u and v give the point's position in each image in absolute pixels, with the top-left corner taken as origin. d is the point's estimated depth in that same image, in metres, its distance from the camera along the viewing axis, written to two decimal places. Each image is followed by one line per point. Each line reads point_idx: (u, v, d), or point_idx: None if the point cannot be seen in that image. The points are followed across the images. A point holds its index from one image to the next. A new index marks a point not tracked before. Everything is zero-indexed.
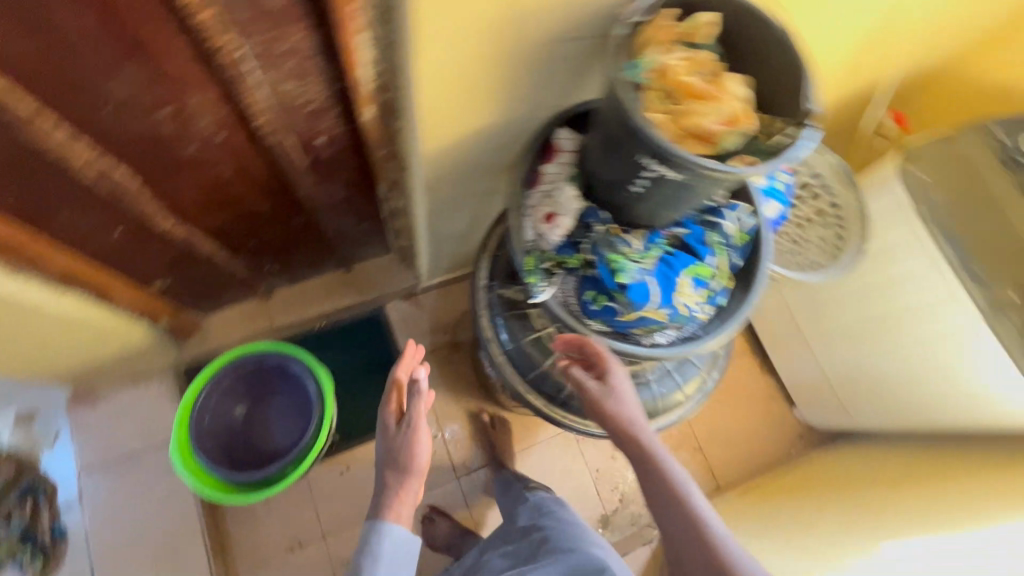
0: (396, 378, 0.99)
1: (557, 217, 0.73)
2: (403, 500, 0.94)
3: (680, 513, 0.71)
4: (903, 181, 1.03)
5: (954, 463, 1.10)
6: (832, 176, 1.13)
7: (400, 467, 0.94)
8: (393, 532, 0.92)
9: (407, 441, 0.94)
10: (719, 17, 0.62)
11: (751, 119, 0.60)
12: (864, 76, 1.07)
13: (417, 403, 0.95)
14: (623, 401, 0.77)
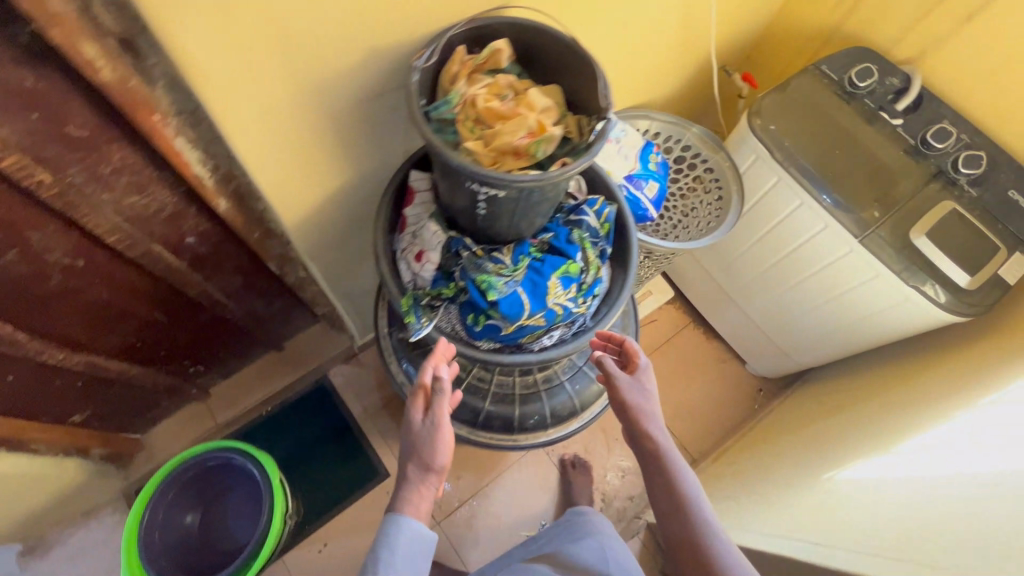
0: (424, 372, 0.74)
1: (424, 253, 0.76)
2: (420, 494, 0.75)
3: (682, 516, 0.67)
4: (754, 133, 1.10)
5: (882, 375, 1.15)
6: (698, 143, 1.21)
7: (421, 463, 0.74)
8: (413, 525, 0.73)
9: (429, 438, 0.73)
10: (507, 42, 0.69)
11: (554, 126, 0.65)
12: (698, 50, 1.16)
13: (442, 402, 0.73)
14: (648, 397, 0.76)
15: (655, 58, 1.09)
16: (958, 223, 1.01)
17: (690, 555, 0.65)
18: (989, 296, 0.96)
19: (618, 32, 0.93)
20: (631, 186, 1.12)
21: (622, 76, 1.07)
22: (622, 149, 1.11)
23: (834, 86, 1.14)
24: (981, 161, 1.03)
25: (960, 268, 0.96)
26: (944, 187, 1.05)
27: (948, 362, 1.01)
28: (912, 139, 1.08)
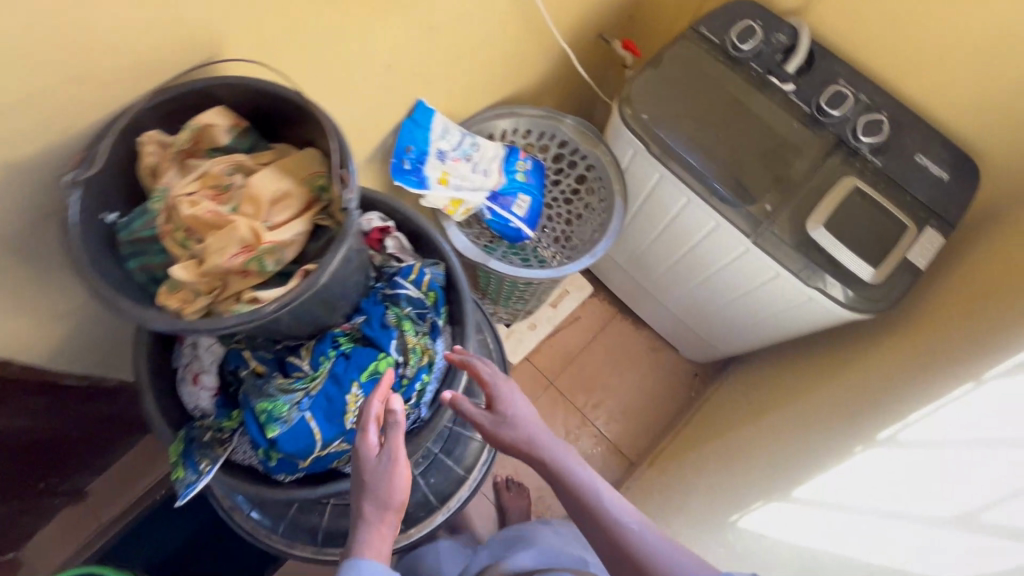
0: (372, 398, 0.55)
1: (201, 377, 0.63)
2: (379, 540, 0.54)
3: (608, 541, 0.55)
4: (629, 124, 0.94)
5: (805, 369, 1.05)
6: (575, 137, 1.05)
7: (376, 502, 0.53)
8: (375, 575, 0.53)
9: (381, 476, 0.53)
10: (222, 107, 0.53)
11: (276, 233, 0.49)
12: (555, 28, 0.98)
13: (395, 434, 0.53)
14: (520, 422, 0.62)
15: (498, 50, 0.91)
16: (861, 203, 0.88)
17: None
18: (898, 285, 0.85)
19: (426, 38, 0.76)
20: (496, 205, 0.97)
21: (461, 79, 0.90)
22: (479, 163, 0.95)
23: (714, 52, 0.97)
24: (883, 126, 0.89)
25: (863, 261, 0.84)
26: (846, 160, 0.91)
27: (865, 358, 0.91)
28: (807, 107, 0.93)
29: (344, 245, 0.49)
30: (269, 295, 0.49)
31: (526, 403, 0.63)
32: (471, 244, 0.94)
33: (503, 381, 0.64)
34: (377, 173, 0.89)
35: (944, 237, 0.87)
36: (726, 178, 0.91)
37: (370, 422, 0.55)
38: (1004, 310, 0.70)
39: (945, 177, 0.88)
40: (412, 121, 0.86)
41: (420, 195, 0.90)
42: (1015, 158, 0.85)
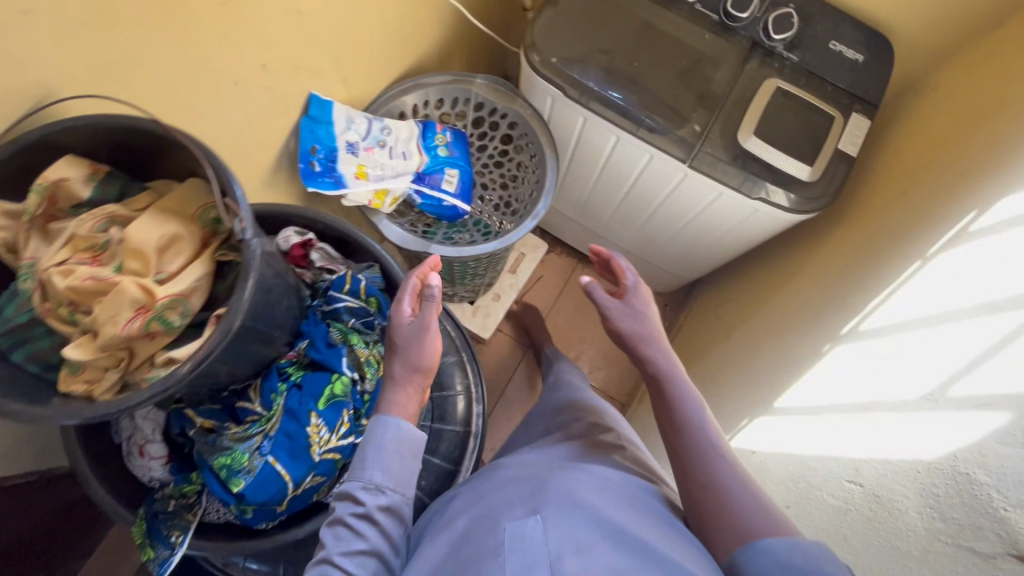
0: (412, 276, 0.63)
1: (143, 450, 0.58)
2: (405, 400, 0.60)
3: (675, 435, 0.63)
4: (539, 72, 0.89)
5: (764, 278, 1.07)
6: (491, 96, 0.99)
7: (407, 363, 0.60)
8: (398, 431, 0.58)
9: (412, 340, 0.60)
10: (72, 155, 0.46)
11: (176, 285, 0.45)
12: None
13: (428, 307, 0.59)
14: (645, 320, 0.72)
15: (383, 22, 0.84)
16: (786, 103, 0.86)
17: (684, 468, 0.61)
18: (837, 177, 0.85)
19: (297, 25, 0.68)
20: (426, 187, 0.92)
21: (351, 61, 0.83)
22: (395, 146, 0.89)
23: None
24: (793, 19, 0.86)
25: (799, 162, 0.84)
26: (763, 62, 0.89)
27: (817, 253, 0.92)
28: (715, 15, 0.90)
29: (248, 280, 0.44)
30: (185, 353, 0.45)
31: (647, 322, 0.72)
32: (408, 234, 0.89)
33: (638, 296, 0.73)
34: (287, 184, 0.82)
35: (870, 119, 0.88)
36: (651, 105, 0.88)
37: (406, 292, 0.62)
38: (940, 183, 0.71)
39: (861, 59, 0.87)
40: (309, 119, 0.79)
41: (339, 196, 0.82)
42: (921, 25, 0.85)
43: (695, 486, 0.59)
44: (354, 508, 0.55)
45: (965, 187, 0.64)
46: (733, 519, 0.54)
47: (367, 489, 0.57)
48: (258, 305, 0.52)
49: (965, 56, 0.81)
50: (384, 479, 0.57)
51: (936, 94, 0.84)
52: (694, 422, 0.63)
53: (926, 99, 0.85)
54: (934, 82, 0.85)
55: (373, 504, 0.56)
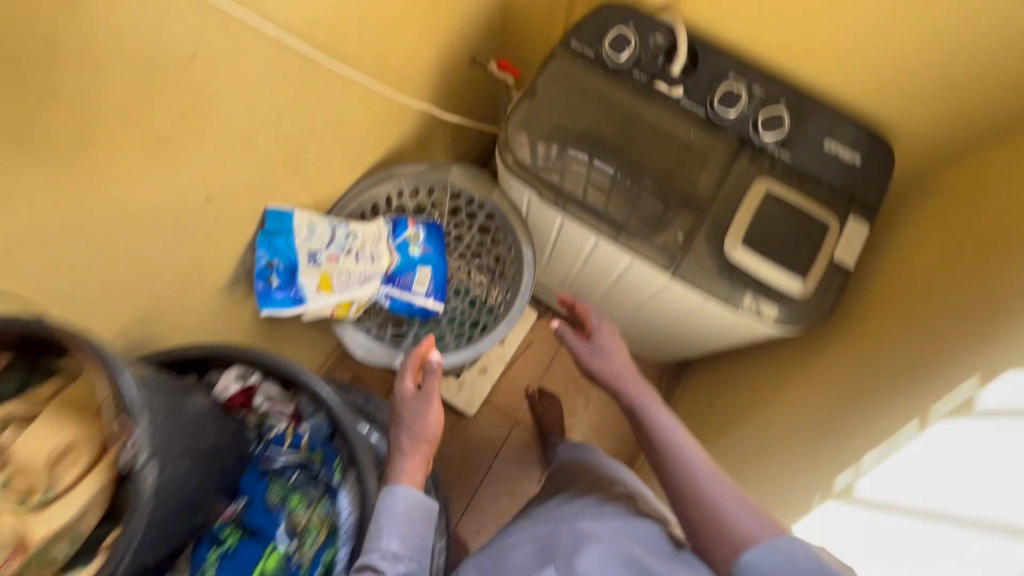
0: (412, 354, 0.72)
1: None
2: (411, 467, 0.64)
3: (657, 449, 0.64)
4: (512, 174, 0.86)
5: (759, 377, 1.00)
6: (467, 186, 0.95)
7: (413, 434, 0.66)
8: (408, 495, 0.60)
9: (417, 412, 0.67)
10: None
11: (59, 517, 0.44)
12: (410, 79, 0.87)
13: (429, 377, 0.68)
14: (610, 356, 0.78)
15: (348, 126, 0.80)
16: (776, 208, 0.81)
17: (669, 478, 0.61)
18: (831, 291, 0.80)
19: (248, 153, 0.65)
20: (395, 289, 0.88)
21: (314, 169, 0.79)
22: (362, 251, 0.84)
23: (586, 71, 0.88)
24: (783, 119, 0.81)
25: (791, 275, 0.78)
26: (753, 161, 0.83)
27: (814, 365, 0.85)
28: (701, 111, 0.84)
29: (134, 523, 0.45)
30: None
31: (619, 359, 0.77)
32: (374, 342, 0.84)
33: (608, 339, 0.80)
34: (243, 298, 0.78)
35: (869, 225, 0.82)
36: (631, 212, 0.83)
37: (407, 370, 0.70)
38: (942, 319, 0.65)
39: (858, 161, 0.81)
40: (266, 235, 0.75)
41: (298, 314, 0.78)
42: (920, 127, 0.79)
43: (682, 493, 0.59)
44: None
45: (968, 338, 0.59)
46: (724, 526, 0.54)
47: (386, 557, 0.56)
48: (168, 510, 0.51)
49: (967, 165, 0.76)
50: (402, 546, 0.57)
51: (938, 202, 0.78)
52: (669, 433, 0.65)
53: (928, 207, 0.79)
54: (937, 187, 0.79)
55: (393, 571, 0.54)
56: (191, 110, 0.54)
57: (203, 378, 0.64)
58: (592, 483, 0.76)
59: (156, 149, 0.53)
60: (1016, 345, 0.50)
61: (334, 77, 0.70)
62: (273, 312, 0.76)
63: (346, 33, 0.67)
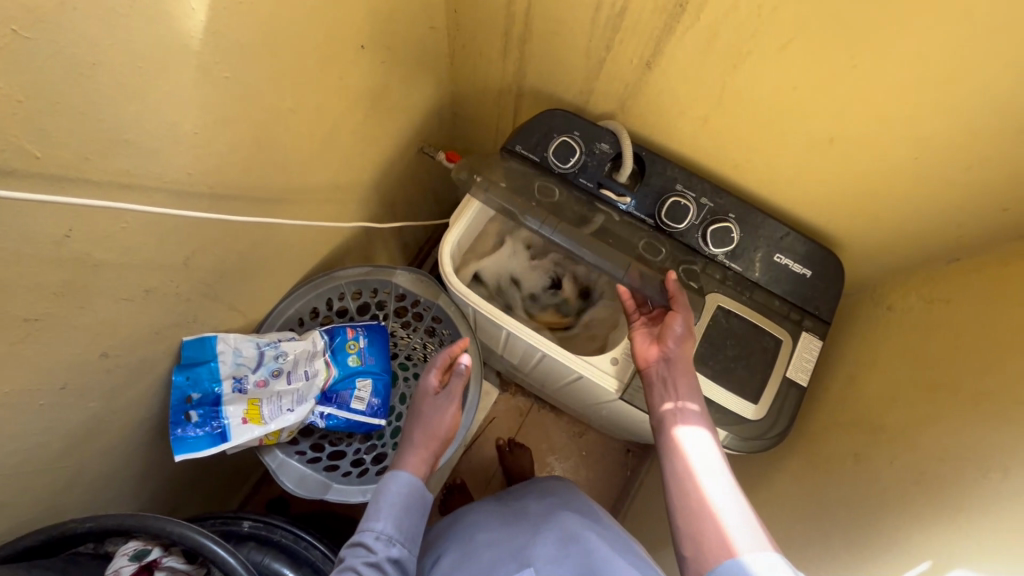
0: (444, 352, 0.71)
1: None
2: (418, 460, 0.65)
3: (681, 477, 0.60)
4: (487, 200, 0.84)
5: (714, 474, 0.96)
6: (413, 288, 0.90)
7: (427, 434, 0.66)
8: (408, 482, 0.61)
9: (434, 410, 0.68)
10: None
11: None
12: (344, 185, 0.82)
13: (454, 379, 0.69)
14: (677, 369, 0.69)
15: (275, 245, 0.75)
16: (728, 325, 0.78)
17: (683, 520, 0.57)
18: (784, 413, 0.76)
19: (147, 304, 0.59)
20: (331, 408, 0.82)
21: (236, 291, 0.73)
22: (294, 371, 0.80)
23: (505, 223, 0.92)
24: (731, 233, 0.79)
25: (740, 399, 0.75)
26: (702, 272, 0.81)
27: (769, 483, 0.81)
28: (650, 219, 0.82)
29: None
30: None
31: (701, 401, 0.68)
32: (307, 470, 0.80)
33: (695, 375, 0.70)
34: (155, 432, 0.72)
35: (821, 339, 0.79)
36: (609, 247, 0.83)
37: (432, 367, 0.70)
38: (895, 465, 0.61)
39: (808, 274, 0.79)
40: (182, 369, 0.69)
41: (219, 451, 0.72)
42: (869, 243, 0.77)
43: (694, 532, 0.55)
44: (366, 559, 0.55)
45: (925, 500, 0.54)
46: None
47: (379, 539, 0.57)
48: None
49: (917, 284, 0.73)
50: (396, 531, 0.58)
51: (889, 320, 0.75)
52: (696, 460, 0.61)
53: (880, 322, 0.77)
54: (888, 301, 0.77)
55: (384, 554, 0.56)
56: (65, 287, 0.48)
57: (99, 547, 0.60)
58: (553, 499, 0.75)
59: (21, 334, 0.47)
60: (983, 546, 0.46)
61: (251, 207, 0.65)
62: (191, 452, 0.71)
63: (258, 163, 0.62)
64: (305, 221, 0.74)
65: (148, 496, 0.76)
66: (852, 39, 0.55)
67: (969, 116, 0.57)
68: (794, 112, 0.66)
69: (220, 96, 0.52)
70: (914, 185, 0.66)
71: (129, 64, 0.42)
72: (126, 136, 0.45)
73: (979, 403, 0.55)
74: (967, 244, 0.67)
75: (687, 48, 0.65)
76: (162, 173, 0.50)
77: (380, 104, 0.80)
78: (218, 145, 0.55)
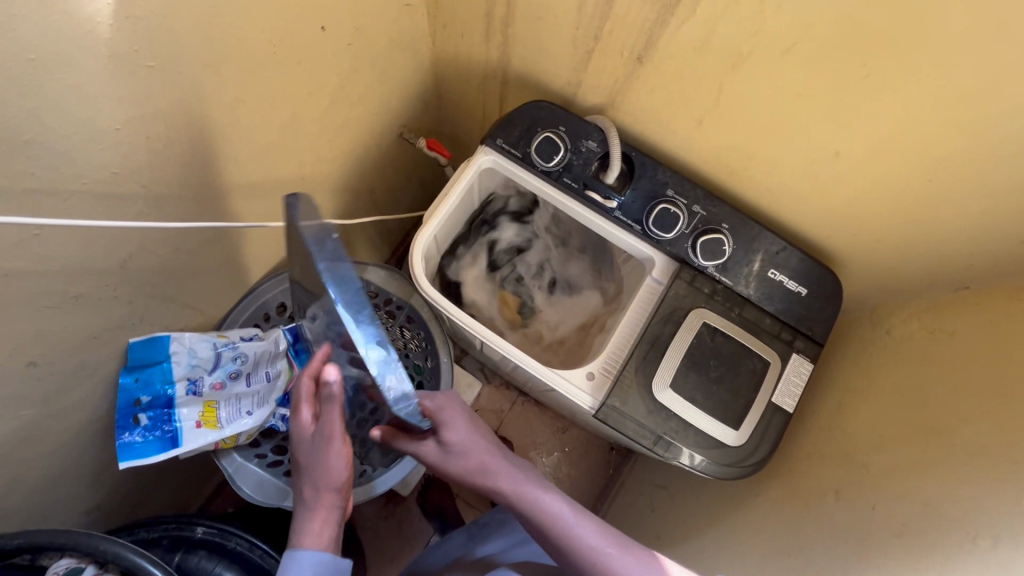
0: (303, 380, 0.55)
1: None
2: (319, 525, 0.54)
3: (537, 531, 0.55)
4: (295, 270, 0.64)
5: (692, 487, 0.93)
6: (387, 288, 0.86)
7: (315, 485, 0.54)
8: (309, 560, 0.52)
9: (317, 457, 0.54)
10: None
11: None
12: (310, 176, 0.77)
13: (328, 413, 0.52)
14: (457, 451, 0.59)
15: (232, 240, 0.70)
16: (713, 344, 0.73)
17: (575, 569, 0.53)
18: (767, 439, 0.72)
19: (81, 309, 0.55)
20: (293, 410, 0.78)
21: (189, 290, 0.69)
22: (254, 372, 0.76)
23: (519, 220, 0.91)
24: (724, 245, 0.74)
25: (721, 424, 0.71)
26: (691, 285, 0.75)
27: (745, 506, 0.78)
28: (637, 225, 0.76)
29: None
30: None
31: (473, 428, 0.60)
32: (266, 475, 0.77)
33: (448, 404, 0.60)
34: (104, 433, 0.69)
35: (813, 362, 0.74)
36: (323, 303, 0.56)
37: (301, 401, 0.55)
38: (876, 512, 0.57)
39: (804, 292, 0.73)
40: (131, 371, 0.65)
41: (170, 456, 0.69)
42: (873, 262, 0.71)
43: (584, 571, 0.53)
44: None
45: (905, 558, 0.50)
46: None
47: None
48: None
49: (920, 310, 0.67)
50: None
51: (887, 346, 0.70)
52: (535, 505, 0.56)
53: (878, 347, 0.71)
54: (887, 325, 0.71)
55: None
56: None
57: (37, 560, 0.56)
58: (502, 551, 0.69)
59: None
60: None
61: (198, 204, 0.60)
62: (138, 458, 0.68)
63: (201, 157, 0.57)
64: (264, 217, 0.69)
65: (102, 495, 0.74)
66: (867, 42, 0.48)
67: (994, 138, 0.50)
68: (798, 121, 0.59)
69: (148, 88, 0.46)
70: (924, 206, 0.60)
71: (21, 56, 0.37)
72: (27, 136, 0.40)
73: (975, 456, 0.50)
74: (977, 272, 0.60)
75: (683, 42, 0.57)
76: (78, 175, 0.45)
77: (350, 89, 0.73)
78: (148, 143, 0.50)
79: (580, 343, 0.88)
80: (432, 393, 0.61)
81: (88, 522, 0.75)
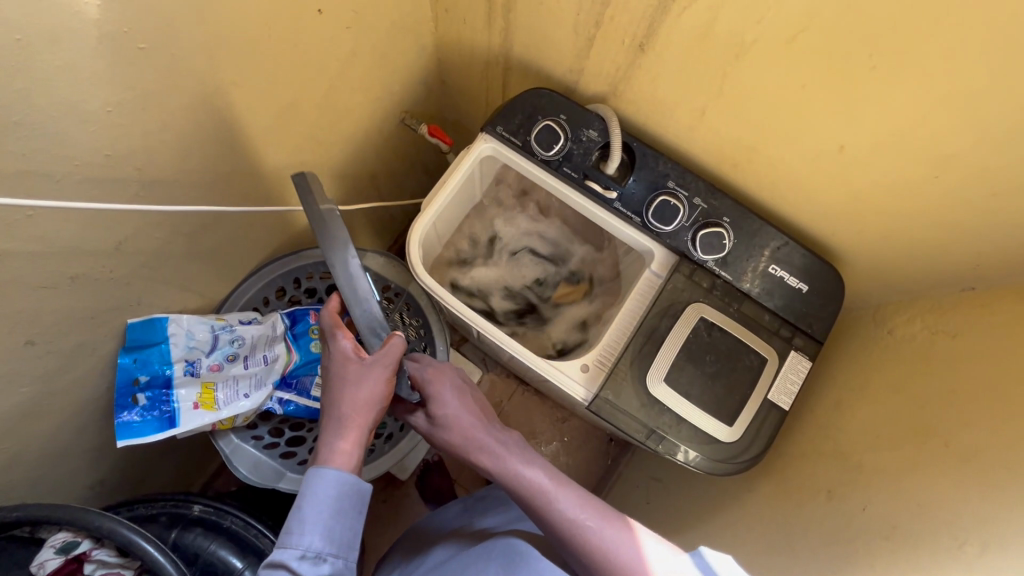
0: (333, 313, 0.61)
1: None
2: (348, 445, 0.56)
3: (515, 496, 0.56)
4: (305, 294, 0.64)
5: (686, 481, 0.93)
6: (386, 274, 0.86)
7: (350, 407, 0.57)
8: (337, 477, 0.53)
9: (357, 382, 0.58)
10: None
11: None
12: (309, 162, 0.76)
13: (380, 348, 0.59)
14: (444, 421, 0.62)
15: (229, 224, 0.70)
16: (710, 339, 0.73)
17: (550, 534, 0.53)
18: (762, 436, 0.71)
19: (77, 291, 0.55)
20: (290, 394, 0.78)
21: (187, 273, 0.69)
22: (251, 355, 0.77)
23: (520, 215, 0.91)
24: (724, 239, 0.72)
25: (715, 419, 0.71)
26: (690, 279, 0.74)
27: (738, 501, 0.77)
28: (637, 217, 0.75)
29: None
30: None
31: (459, 403, 0.62)
32: (262, 457, 0.78)
33: (438, 379, 0.64)
34: (104, 413, 0.70)
35: (812, 360, 0.73)
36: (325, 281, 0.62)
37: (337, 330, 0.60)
38: (867, 513, 0.56)
39: (805, 289, 0.72)
40: (129, 351, 0.66)
41: (168, 435, 0.71)
42: (879, 260, 0.69)
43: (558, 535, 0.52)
44: None
45: (891, 560, 0.50)
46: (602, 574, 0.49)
47: (306, 558, 0.50)
48: None
49: (924, 310, 0.66)
50: (326, 544, 0.52)
51: (889, 345, 0.69)
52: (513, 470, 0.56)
53: (879, 346, 0.70)
54: (890, 325, 0.70)
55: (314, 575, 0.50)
56: None
57: (35, 531, 0.58)
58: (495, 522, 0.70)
59: None
60: None
61: (193, 187, 0.60)
62: (137, 436, 0.69)
63: (195, 140, 0.56)
64: (262, 202, 0.69)
65: (103, 471, 0.76)
66: (876, 33, 0.46)
67: (1004, 136, 0.48)
68: (803, 113, 0.57)
69: (138, 71, 0.46)
70: (930, 205, 0.58)
71: (6, 37, 0.36)
72: (15, 117, 0.40)
73: (969, 462, 0.50)
74: (983, 273, 0.59)
75: (687, 30, 0.56)
76: (69, 157, 0.45)
77: (349, 74, 0.72)
78: (140, 126, 0.50)
79: (577, 334, 0.88)
80: (424, 366, 0.65)
81: (90, 496, 0.76)
